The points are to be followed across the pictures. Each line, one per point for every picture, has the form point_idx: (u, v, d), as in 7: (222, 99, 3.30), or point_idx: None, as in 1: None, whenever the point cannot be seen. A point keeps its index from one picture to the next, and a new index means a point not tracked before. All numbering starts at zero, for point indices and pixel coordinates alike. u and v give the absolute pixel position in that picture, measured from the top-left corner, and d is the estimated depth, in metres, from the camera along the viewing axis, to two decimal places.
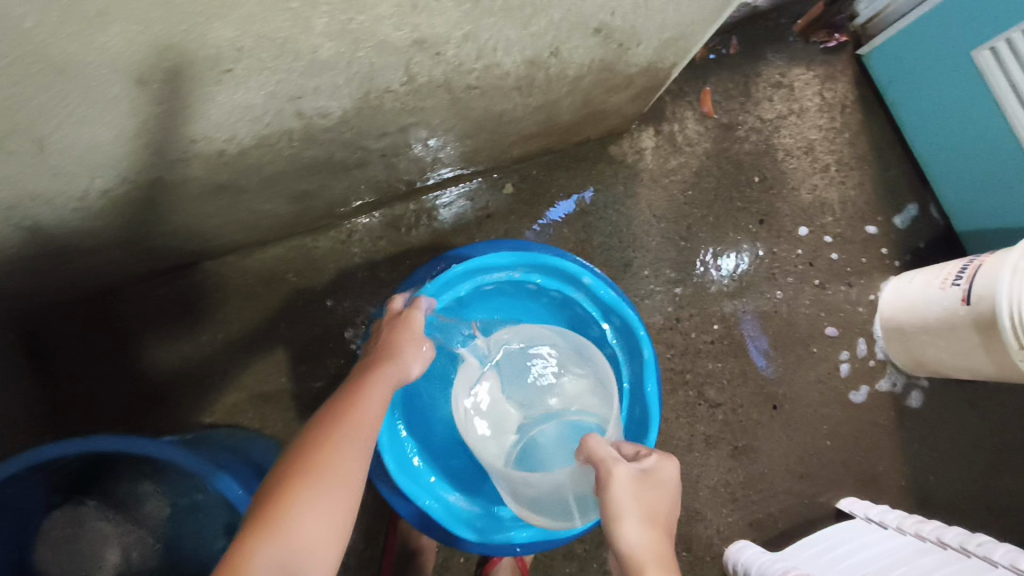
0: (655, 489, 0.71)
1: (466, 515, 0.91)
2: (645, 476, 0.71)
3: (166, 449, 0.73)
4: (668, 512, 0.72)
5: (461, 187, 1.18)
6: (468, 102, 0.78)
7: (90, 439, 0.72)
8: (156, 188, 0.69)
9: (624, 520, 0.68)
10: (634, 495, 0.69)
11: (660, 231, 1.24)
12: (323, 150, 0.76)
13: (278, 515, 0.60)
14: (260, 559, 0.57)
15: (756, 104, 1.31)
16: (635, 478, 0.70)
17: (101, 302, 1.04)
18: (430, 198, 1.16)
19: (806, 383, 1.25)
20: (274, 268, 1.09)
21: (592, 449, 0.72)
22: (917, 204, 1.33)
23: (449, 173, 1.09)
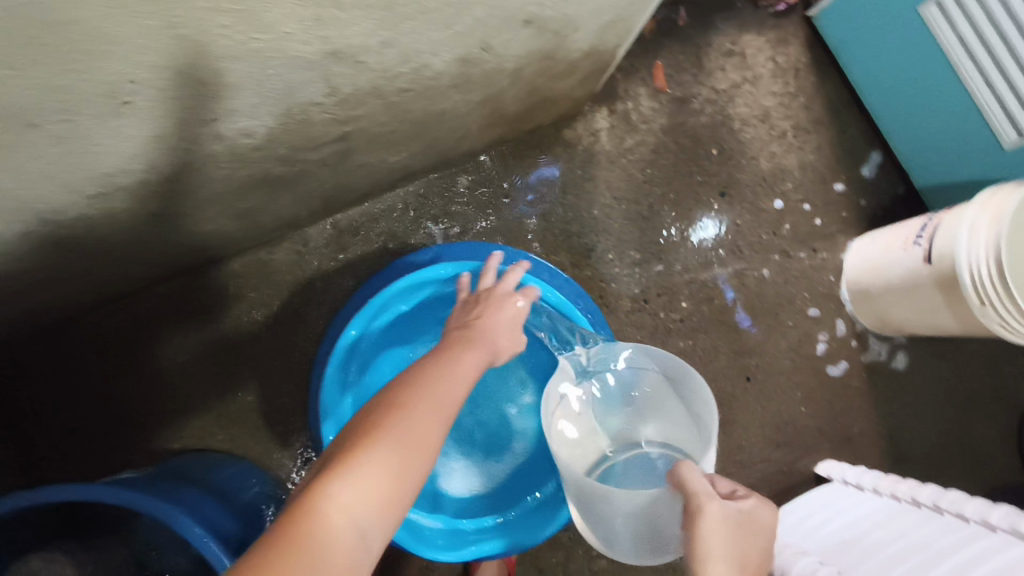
0: (750, 538, 0.64)
1: (429, 532, 0.89)
2: (741, 517, 0.65)
3: (119, 494, 0.70)
4: (758, 561, 0.65)
5: (419, 184, 1.15)
6: (403, 105, 0.75)
7: (40, 490, 0.69)
8: (82, 224, 0.66)
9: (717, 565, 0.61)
10: (723, 537, 0.63)
11: (621, 212, 1.22)
12: (256, 168, 0.73)
13: (354, 459, 0.55)
14: (343, 519, 0.52)
15: (709, 75, 1.29)
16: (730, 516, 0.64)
17: (49, 337, 1.00)
18: (387, 198, 1.13)
19: (777, 352, 1.25)
20: (228, 285, 1.06)
21: (684, 476, 0.66)
22: (880, 150, 1.33)
23: (407, 172, 1.07)
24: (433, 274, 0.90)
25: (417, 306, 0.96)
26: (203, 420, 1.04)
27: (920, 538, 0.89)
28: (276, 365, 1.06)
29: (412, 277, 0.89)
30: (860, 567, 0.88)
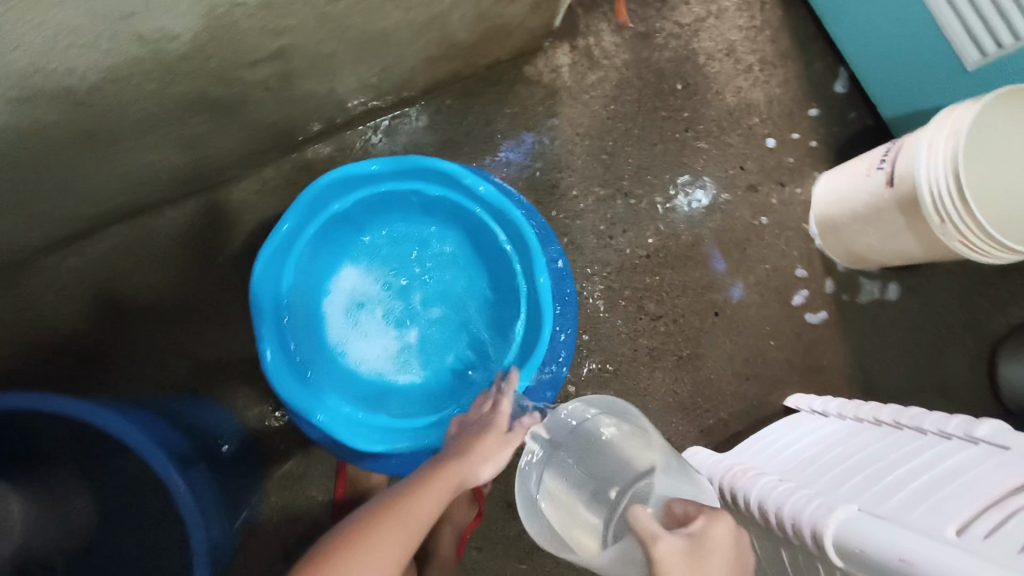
0: (715, 561, 0.61)
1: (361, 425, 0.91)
2: (699, 543, 0.61)
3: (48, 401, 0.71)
4: None
5: (380, 122, 1.14)
6: (340, 19, 0.74)
7: None
8: (9, 136, 0.66)
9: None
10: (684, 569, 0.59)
11: (585, 149, 1.21)
12: (191, 84, 0.72)
13: None
14: None
15: (673, 9, 1.27)
16: (689, 550, 0.60)
17: (7, 278, 1.01)
18: (348, 137, 1.13)
19: (746, 287, 1.24)
20: (186, 226, 1.06)
21: (635, 522, 0.62)
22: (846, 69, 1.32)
23: (373, 104, 1.07)
24: (362, 168, 0.90)
25: (359, 206, 0.96)
26: (166, 360, 1.04)
27: (876, 451, 0.90)
28: (236, 306, 1.06)
29: (338, 173, 0.88)
30: (817, 479, 0.88)
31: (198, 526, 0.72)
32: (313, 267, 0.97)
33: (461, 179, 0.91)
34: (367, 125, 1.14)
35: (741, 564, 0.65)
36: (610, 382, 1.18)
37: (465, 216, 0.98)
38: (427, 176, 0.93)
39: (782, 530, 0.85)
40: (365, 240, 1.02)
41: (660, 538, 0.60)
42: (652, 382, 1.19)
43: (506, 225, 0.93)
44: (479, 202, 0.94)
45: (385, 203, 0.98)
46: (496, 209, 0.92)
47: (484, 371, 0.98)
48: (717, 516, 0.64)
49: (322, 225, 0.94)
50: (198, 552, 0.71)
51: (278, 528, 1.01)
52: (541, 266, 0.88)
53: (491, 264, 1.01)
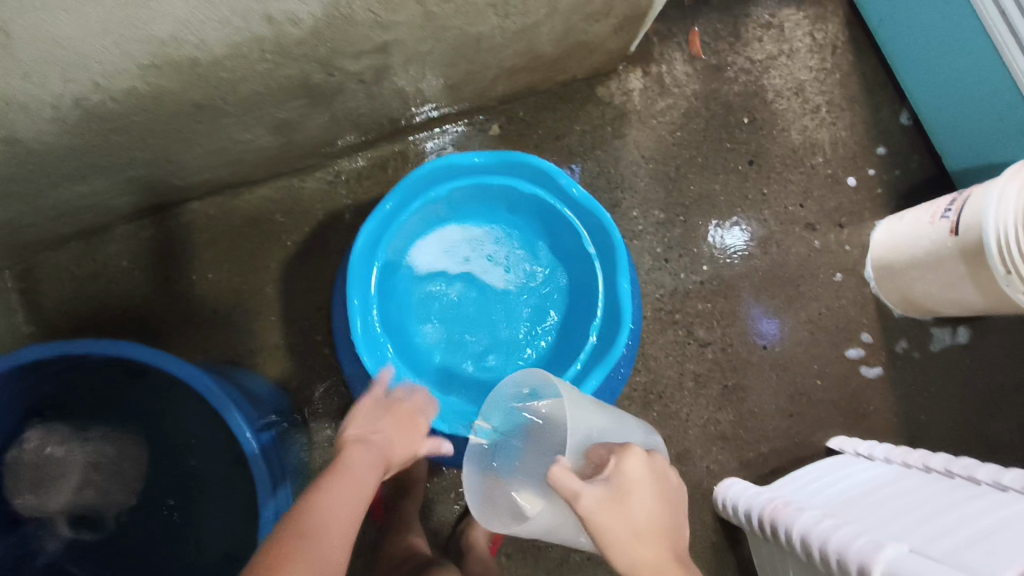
0: (636, 496, 0.67)
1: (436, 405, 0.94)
2: (617, 490, 0.66)
3: (142, 351, 0.79)
4: (649, 515, 0.69)
5: (447, 130, 1.17)
6: (443, 20, 0.78)
7: (70, 342, 0.78)
8: (132, 102, 0.70)
9: (624, 545, 0.67)
10: (607, 512, 0.65)
11: (648, 172, 1.23)
12: (298, 68, 0.76)
13: None
14: None
15: (746, 45, 1.29)
16: (609, 500, 0.66)
17: (88, 242, 1.05)
18: (415, 141, 1.16)
19: (797, 324, 1.24)
20: (260, 208, 1.10)
21: (557, 483, 0.64)
22: (909, 111, 1.33)
23: (435, 111, 1.10)
24: (463, 159, 0.93)
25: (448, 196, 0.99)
26: (227, 335, 1.07)
27: (926, 496, 0.89)
28: (300, 289, 1.09)
29: (435, 163, 0.91)
30: (864, 516, 0.87)
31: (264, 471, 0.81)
32: (398, 251, 1.00)
33: (557, 178, 0.94)
34: (438, 132, 1.17)
35: (663, 492, 0.71)
36: (653, 404, 1.18)
37: (550, 216, 1.01)
38: (518, 171, 0.96)
39: (826, 566, 0.84)
40: (449, 229, 1.05)
41: (586, 494, 0.63)
42: (694, 408, 1.19)
43: (592, 228, 0.96)
44: (569, 204, 0.96)
45: (473, 196, 1.01)
46: (586, 212, 0.95)
47: (554, 365, 1.00)
48: (625, 456, 0.68)
49: (415, 209, 0.97)
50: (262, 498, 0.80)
51: None
52: (624, 272, 0.91)
53: (569, 265, 1.04)
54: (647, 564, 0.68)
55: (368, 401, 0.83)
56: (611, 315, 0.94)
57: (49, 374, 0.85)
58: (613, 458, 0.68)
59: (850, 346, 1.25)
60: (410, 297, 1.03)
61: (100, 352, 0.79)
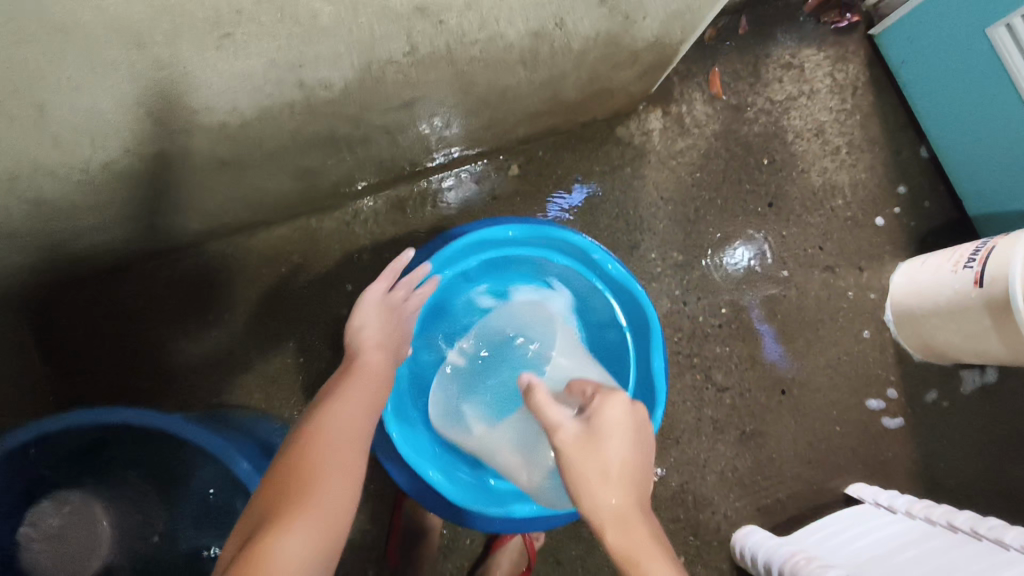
0: (612, 441, 0.70)
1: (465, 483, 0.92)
2: (592, 427, 0.72)
3: (145, 414, 0.82)
4: (627, 464, 0.70)
5: (465, 169, 1.17)
6: (472, 76, 0.77)
7: (80, 415, 0.81)
8: (160, 162, 0.69)
9: (588, 480, 0.69)
10: (579, 444, 0.71)
11: (667, 213, 1.23)
12: (326, 124, 0.75)
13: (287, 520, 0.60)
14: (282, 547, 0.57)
15: (766, 85, 1.29)
16: (581, 432, 0.72)
17: (103, 283, 1.03)
18: (434, 180, 1.15)
19: (815, 369, 1.23)
20: (278, 248, 1.09)
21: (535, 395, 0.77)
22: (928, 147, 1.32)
23: (456, 153, 1.09)
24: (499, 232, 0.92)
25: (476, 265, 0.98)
26: (243, 377, 1.06)
27: (954, 560, 0.87)
28: (317, 330, 1.08)
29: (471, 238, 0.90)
30: None
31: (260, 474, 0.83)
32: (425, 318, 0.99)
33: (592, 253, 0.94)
34: (457, 171, 1.16)
35: (643, 449, 0.73)
36: (670, 450, 1.17)
37: (581, 286, 1.00)
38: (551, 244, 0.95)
39: None
40: (478, 295, 1.03)
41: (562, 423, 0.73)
42: (712, 454, 1.18)
43: (626, 303, 0.96)
44: (604, 278, 0.96)
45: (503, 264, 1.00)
46: (621, 288, 0.95)
47: None
48: (608, 399, 0.74)
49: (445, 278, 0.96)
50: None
51: None
52: (658, 352, 0.92)
53: (596, 334, 1.04)
54: (610, 507, 0.67)
55: (378, 291, 0.89)
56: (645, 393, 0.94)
57: (47, 457, 0.84)
58: (596, 398, 0.75)
59: (870, 397, 1.24)
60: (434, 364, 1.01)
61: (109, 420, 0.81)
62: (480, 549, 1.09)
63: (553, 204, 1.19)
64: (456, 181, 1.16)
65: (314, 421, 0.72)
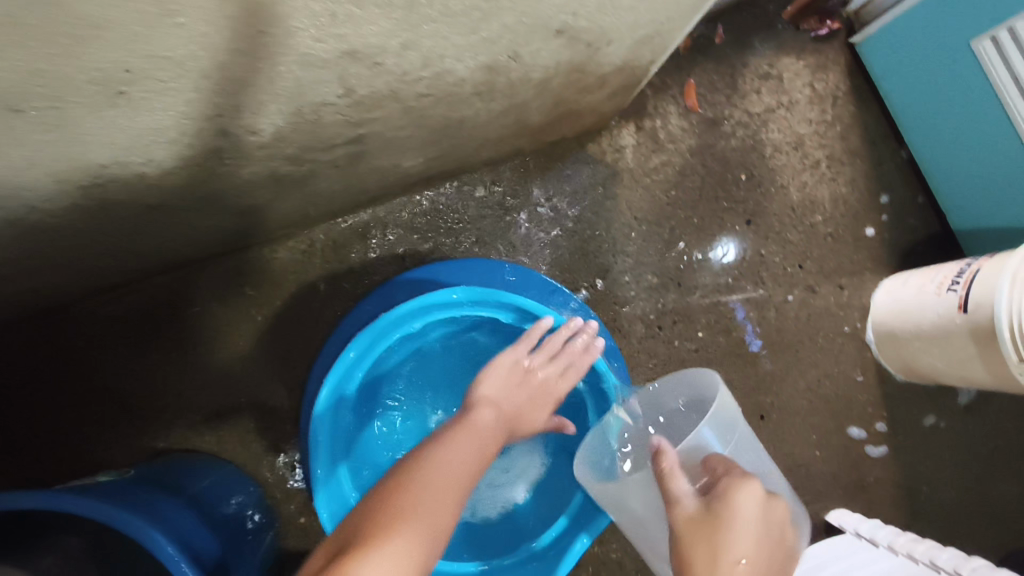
0: (731, 533, 0.67)
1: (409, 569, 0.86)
2: (711, 513, 0.68)
3: (86, 504, 0.61)
4: (736, 560, 0.66)
5: (428, 192, 1.11)
6: (422, 110, 0.71)
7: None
8: (74, 215, 0.63)
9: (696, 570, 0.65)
10: (694, 529, 0.67)
11: (641, 233, 1.18)
12: (263, 165, 0.69)
13: (377, 539, 0.56)
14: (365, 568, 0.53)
15: (743, 97, 1.24)
16: (702, 513, 0.68)
17: (40, 322, 0.97)
18: (396, 204, 1.09)
19: (795, 392, 1.20)
20: (230, 281, 1.03)
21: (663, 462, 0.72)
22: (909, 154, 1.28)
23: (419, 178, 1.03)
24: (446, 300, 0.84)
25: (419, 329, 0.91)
26: (194, 420, 1.00)
27: None
28: (272, 367, 1.03)
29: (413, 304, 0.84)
30: None
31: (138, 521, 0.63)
32: (367, 386, 0.92)
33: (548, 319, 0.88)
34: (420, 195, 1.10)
35: (760, 551, 0.68)
36: None
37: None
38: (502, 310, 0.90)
39: None
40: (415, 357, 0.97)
41: (682, 497, 0.69)
42: None
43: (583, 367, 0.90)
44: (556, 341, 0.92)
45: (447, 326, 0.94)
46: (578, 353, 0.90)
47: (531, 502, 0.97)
48: (743, 486, 0.70)
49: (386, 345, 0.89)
50: (166, 551, 0.63)
51: None
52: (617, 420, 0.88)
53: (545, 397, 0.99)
54: None
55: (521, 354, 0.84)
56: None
57: None
58: (727, 482, 0.71)
59: (852, 425, 1.20)
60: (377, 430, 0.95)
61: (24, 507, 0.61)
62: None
63: (521, 226, 1.13)
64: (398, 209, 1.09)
65: (425, 458, 0.67)
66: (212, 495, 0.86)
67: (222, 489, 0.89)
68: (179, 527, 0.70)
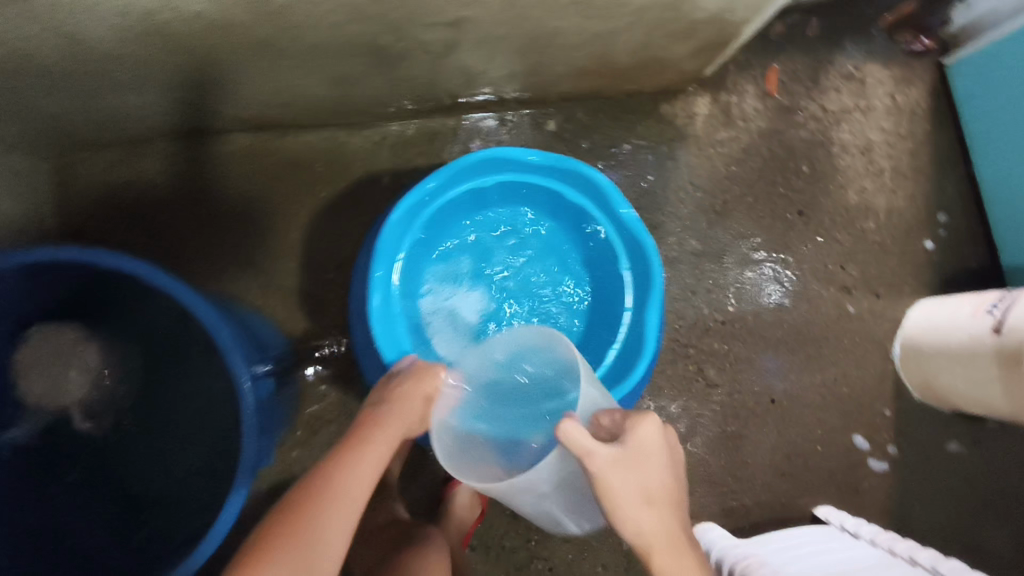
0: (649, 460, 0.69)
1: None
2: (627, 451, 0.68)
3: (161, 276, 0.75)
4: (659, 480, 0.69)
5: (493, 116, 1.15)
6: (523, 8, 0.76)
7: (88, 250, 0.74)
8: (196, 26, 0.69)
9: (628, 503, 0.67)
10: (620, 475, 0.67)
11: (694, 200, 1.21)
12: (368, 26, 0.75)
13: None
14: None
15: (822, 93, 1.25)
16: (619, 458, 0.67)
17: (128, 152, 1.06)
18: (463, 120, 1.14)
19: (809, 385, 1.22)
20: (302, 154, 1.09)
21: (570, 433, 0.65)
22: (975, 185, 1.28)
23: (487, 96, 1.07)
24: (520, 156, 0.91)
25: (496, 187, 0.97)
26: (245, 272, 1.07)
27: None
28: (324, 242, 1.09)
29: (490, 152, 0.89)
30: None
31: (212, 314, 0.76)
32: (435, 232, 0.99)
33: (608, 198, 0.93)
34: (486, 117, 1.15)
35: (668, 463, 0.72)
36: None
37: (595, 233, 0.98)
38: (571, 181, 0.94)
39: None
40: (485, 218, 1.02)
41: (598, 455, 0.65)
42: (688, 445, 1.17)
43: (634, 256, 0.93)
44: (615, 224, 0.94)
45: (520, 193, 0.99)
46: (631, 241, 0.93)
47: None
48: (644, 420, 0.70)
49: (457, 198, 0.96)
50: (220, 335, 0.76)
51: (296, 462, 1.04)
52: (655, 303, 0.89)
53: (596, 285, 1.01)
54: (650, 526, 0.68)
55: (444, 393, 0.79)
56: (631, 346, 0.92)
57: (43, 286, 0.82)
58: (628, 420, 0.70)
59: (857, 433, 1.22)
60: (435, 277, 1.01)
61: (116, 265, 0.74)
62: (442, 490, 1.11)
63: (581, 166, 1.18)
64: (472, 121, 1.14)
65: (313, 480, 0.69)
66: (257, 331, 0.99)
67: (264, 333, 1.01)
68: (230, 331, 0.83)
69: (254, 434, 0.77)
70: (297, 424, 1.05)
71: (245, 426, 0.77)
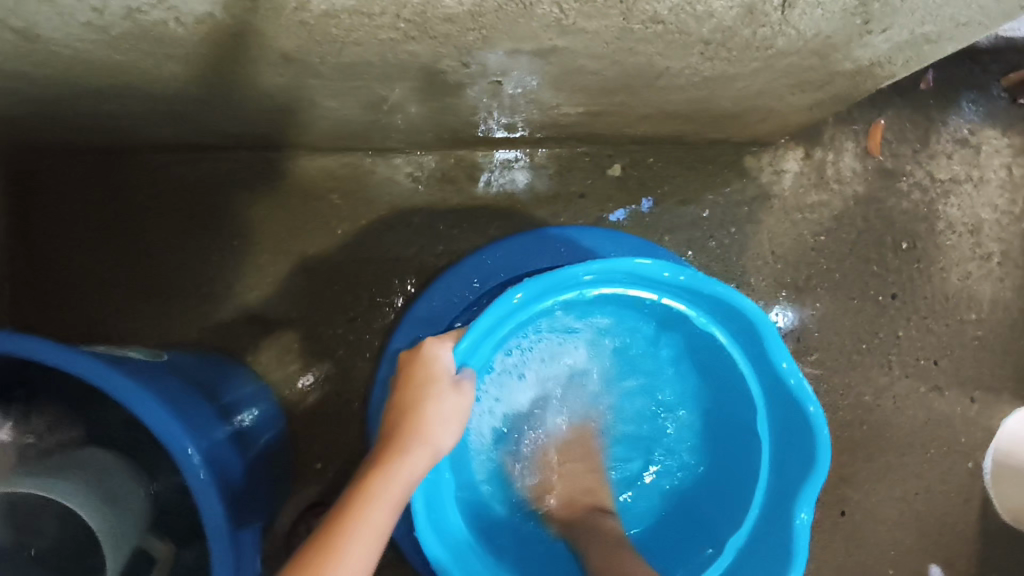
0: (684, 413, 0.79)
1: None
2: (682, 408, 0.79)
3: (135, 397, 0.54)
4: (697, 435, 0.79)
5: (510, 153, 0.95)
6: (633, 43, 0.57)
7: (32, 343, 0.52)
8: (204, 33, 0.52)
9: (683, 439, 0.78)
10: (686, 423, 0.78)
11: (774, 272, 1.02)
12: (428, 49, 0.56)
13: None
14: None
15: (931, 157, 1.06)
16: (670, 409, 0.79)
17: (112, 163, 0.88)
18: (478, 159, 0.94)
19: (886, 499, 1.04)
20: (318, 180, 0.90)
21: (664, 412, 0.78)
22: None
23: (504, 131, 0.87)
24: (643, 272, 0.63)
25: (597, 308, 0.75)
26: (235, 317, 0.89)
27: None
28: (333, 289, 0.90)
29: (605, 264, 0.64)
30: None
31: (192, 456, 0.55)
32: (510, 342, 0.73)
33: (759, 336, 0.66)
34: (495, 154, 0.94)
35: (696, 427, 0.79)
36: None
37: (723, 367, 0.71)
38: (705, 301, 0.67)
39: None
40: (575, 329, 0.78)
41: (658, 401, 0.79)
42: None
43: (780, 414, 0.67)
44: (761, 374, 0.67)
45: (623, 301, 0.71)
46: (778, 396, 0.66)
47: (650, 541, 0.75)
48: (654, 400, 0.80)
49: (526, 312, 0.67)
50: (196, 479, 0.54)
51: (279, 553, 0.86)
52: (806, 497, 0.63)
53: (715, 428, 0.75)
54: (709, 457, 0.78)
55: (464, 397, 0.61)
56: (773, 535, 0.66)
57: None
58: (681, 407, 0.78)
59: (932, 561, 1.05)
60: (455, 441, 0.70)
61: (73, 370, 0.52)
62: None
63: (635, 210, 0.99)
64: (497, 176, 0.95)
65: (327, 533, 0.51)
66: (246, 416, 0.76)
67: (259, 424, 0.79)
68: (219, 461, 0.61)
69: (227, 531, 0.55)
70: (286, 508, 0.87)
71: (211, 527, 0.55)
